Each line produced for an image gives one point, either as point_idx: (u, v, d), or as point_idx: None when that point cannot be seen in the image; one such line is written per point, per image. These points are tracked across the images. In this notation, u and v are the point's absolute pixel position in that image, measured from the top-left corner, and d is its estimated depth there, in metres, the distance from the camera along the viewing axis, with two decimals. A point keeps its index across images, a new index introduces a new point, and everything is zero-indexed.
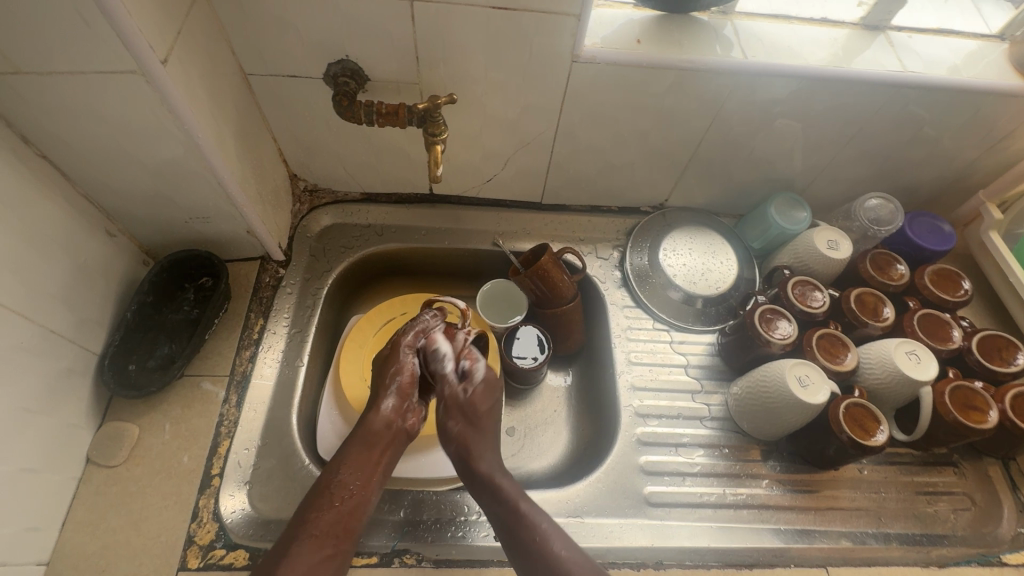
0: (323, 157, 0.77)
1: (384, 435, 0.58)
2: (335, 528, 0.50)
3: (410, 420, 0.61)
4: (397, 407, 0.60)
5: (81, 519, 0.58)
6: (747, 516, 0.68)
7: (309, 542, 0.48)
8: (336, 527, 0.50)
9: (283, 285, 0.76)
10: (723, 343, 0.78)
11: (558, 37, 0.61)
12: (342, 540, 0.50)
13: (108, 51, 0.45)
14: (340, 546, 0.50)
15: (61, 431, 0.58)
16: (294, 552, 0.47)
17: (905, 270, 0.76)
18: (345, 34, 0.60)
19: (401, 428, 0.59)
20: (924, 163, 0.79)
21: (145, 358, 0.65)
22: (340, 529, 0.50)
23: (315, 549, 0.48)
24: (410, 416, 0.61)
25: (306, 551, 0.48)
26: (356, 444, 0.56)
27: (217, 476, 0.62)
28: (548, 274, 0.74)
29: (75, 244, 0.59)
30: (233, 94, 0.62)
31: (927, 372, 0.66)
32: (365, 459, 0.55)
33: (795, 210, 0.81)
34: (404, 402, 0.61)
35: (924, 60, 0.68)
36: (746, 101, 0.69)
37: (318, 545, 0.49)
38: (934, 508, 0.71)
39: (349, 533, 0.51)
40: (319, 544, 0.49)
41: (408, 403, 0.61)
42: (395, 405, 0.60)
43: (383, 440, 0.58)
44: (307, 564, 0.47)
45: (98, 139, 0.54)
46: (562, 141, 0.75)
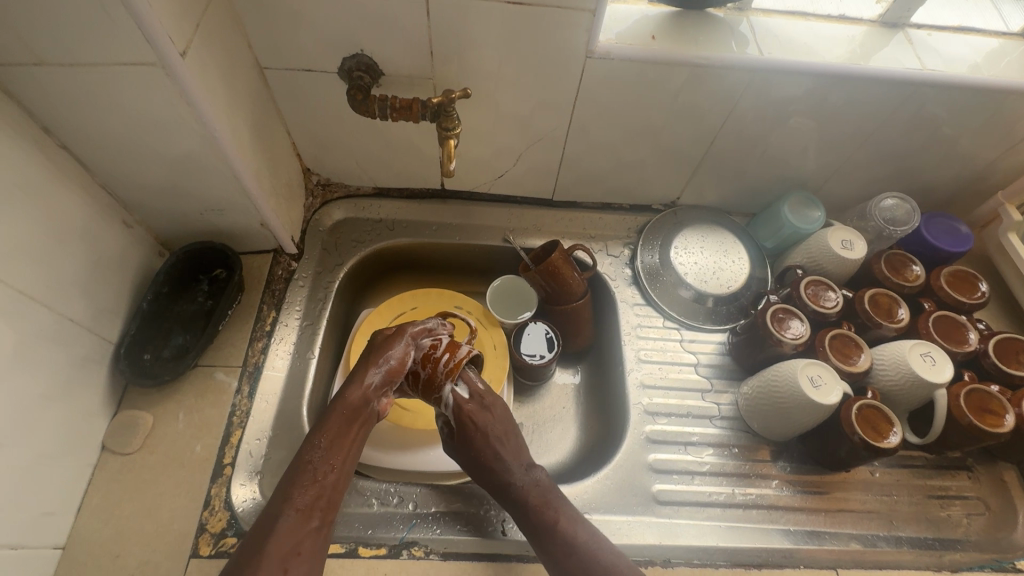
0: (336, 151, 0.78)
1: (360, 414, 0.57)
2: (318, 502, 0.51)
3: (383, 403, 0.59)
4: (378, 386, 0.58)
5: (96, 504, 0.59)
6: (756, 516, 0.67)
7: (293, 516, 0.49)
8: (319, 502, 0.51)
9: (295, 278, 0.77)
10: (734, 343, 0.78)
11: (572, 32, 0.61)
12: (326, 512, 0.51)
13: (129, 44, 0.46)
14: (325, 518, 0.50)
15: (77, 417, 0.59)
16: (280, 527, 0.48)
17: (920, 272, 0.75)
18: (360, 29, 0.60)
19: (374, 410, 0.58)
20: (941, 163, 0.78)
21: (160, 349, 0.66)
22: (323, 503, 0.51)
23: (299, 524, 0.49)
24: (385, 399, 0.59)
25: (292, 525, 0.48)
26: (334, 421, 0.56)
27: (228, 465, 0.62)
28: (558, 271, 0.74)
29: (93, 234, 0.60)
30: (249, 87, 0.63)
31: (942, 374, 0.66)
32: (344, 435, 0.55)
33: (808, 210, 0.81)
34: (385, 385, 0.59)
35: (943, 58, 0.67)
36: (761, 98, 0.69)
37: (302, 519, 0.49)
38: (946, 512, 0.70)
39: (333, 505, 0.51)
40: (304, 518, 0.49)
41: (387, 387, 0.59)
42: (377, 384, 0.58)
43: (360, 416, 0.57)
44: (294, 537, 0.48)
45: (117, 131, 0.55)
46: (575, 138, 0.75)
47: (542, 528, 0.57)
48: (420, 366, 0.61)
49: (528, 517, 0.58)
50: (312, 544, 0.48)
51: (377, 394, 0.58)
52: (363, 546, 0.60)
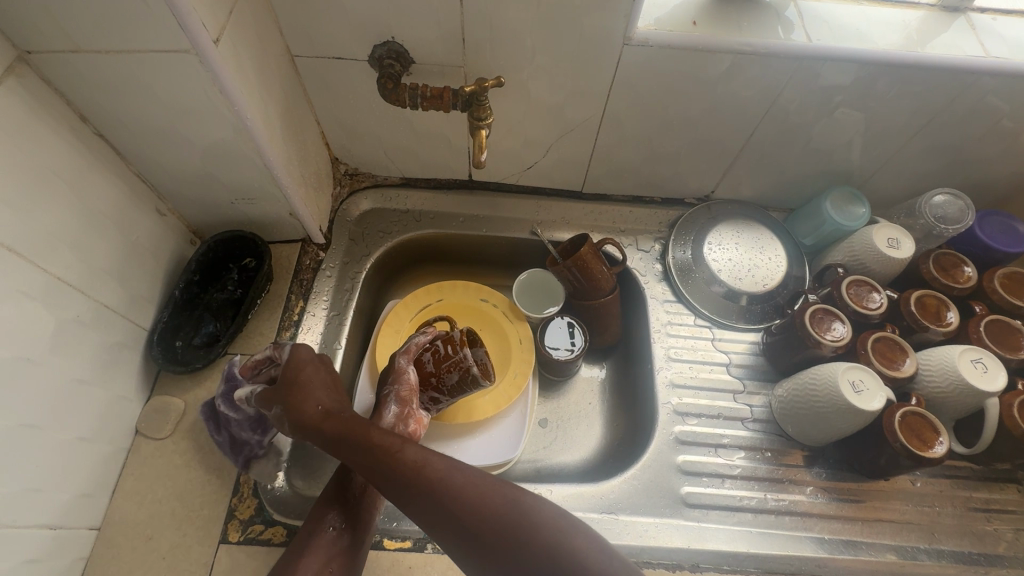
0: (365, 140, 0.77)
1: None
2: (347, 522, 0.55)
3: (411, 426, 0.64)
4: (399, 414, 0.63)
5: (130, 488, 0.60)
6: (789, 523, 0.65)
7: (328, 534, 0.54)
8: (350, 522, 0.55)
9: (323, 268, 0.77)
10: (768, 343, 0.75)
11: (610, 17, 0.58)
12: (356, 533, 0.55)
13: (164, 31, 0.46)
14: (354, 538, 0.55)
15: (112, 402, 0.59)
16: (314, 546, 0.53)
17: (973, 273, 0.71)
18: (392, 15, 0.59)
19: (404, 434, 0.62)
20: (999, 158, 0.73)
21: (191, 336, 0.67)
22: (353, 523, 0.56)
23: (332, 542, 0.54)
24: (412, 424, 0.64)
25: (327, 540, 0.53)
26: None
27: (256, 453, 0.63)
28: (588, 265, 0.73)
29: (127, 221, 0.60)
30: (280, 75, 0.62)
31: (994, 382, 0.62)
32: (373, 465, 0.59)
33: (852, 206, 0.77)
34: (404, 409, 0.63)
35: (1008, 45, 0.63)
36: (807, 87, 0.65)
37: (334, 538, 0.54)
38: (992, 526, 0.67)
39: (362, 526, 0.56)
40: (336, 536, 0.54)
41: (410, 408, 0.64)
42: (396, 413, 0.63)
43: None
44: (326, 553, 0.52)
45: (151, 118, 0.55)
46: (607, 129, 0.73)
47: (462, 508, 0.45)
48: (435, 372, 0.64)
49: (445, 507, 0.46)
50: (343, 561, 0.53)
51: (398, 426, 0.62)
52: (388, 538, 0.60)
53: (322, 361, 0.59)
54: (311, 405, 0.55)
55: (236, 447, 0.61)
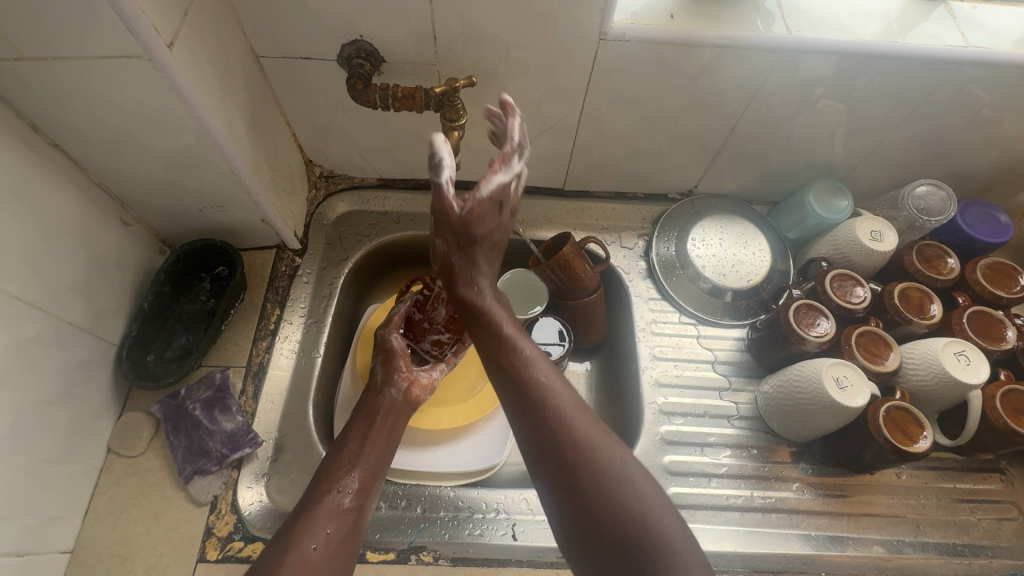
0: (338, 142, 0.74)
1: (390, 413, 0.62)
2: (350, 486, 0.55)
3: (413, 391, 0.65)
4: (399, 381, 0.64)
5: (103, 508, 0.58)
6: (776, 521, 0.65)
7: (332, 496, 0.54)
8: (354, 486, 0.55)
9: (299, 274, 0.75)
10: (753, 339, 0.75)
11: (585, 13, 0.57)
12: (359, 497, 0.55)
13: (112, 36, 0.43)
14: (356, 501, 0.54)
15: (80, 421, 0.57)
16: (315, 508, 0.52)
17: (955, 264, 0.71)
18: (359, 12, 0.57)
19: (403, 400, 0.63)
20: (980, 148, 0.73)
21: (163, 350, 0.65)
22: (356, 487, 0.55)
23: (332, 505, 0.53)
24: (412, 386, 0.65)
25: (330, 502, 0.53)
26: (360, 421, 0.60)
27: (233, 468, 0.61)
28: (570, 264, 0.71)
29: (89, 234, 0.58)
30: (245, 77, 0.60)
31: (977, 375, 0.62)
32: (368, 432, 0.59)
33: (836, 199, 0.76)
34: (399, 376, 0.64)
35: (988, 34, 0.62)
36: (787, 80, 0.64)
37: (334, 501, 0.53)
38: (976, 516, 0.67)
39: (366, 492, 0.56)
40: (337, 499, 0.54)
41: (405, 374, 0.65)
42: (394, 381, 0.64)
43: (383, 410, 0.62)
44: (326, 516, 0.52)
45: (107, 127, 0.52)
46: (587, 126, 0.72)
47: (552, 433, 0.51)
48: (425, 316, 0.71)
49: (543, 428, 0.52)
50: (344, 524, 0.52)
51: (401, 391, 0.64)
52: (371, 551, 0.60)
53: (507, 212, 0.56)
54: (473, 262, 0.57)
55: (192, 457, 0.60)
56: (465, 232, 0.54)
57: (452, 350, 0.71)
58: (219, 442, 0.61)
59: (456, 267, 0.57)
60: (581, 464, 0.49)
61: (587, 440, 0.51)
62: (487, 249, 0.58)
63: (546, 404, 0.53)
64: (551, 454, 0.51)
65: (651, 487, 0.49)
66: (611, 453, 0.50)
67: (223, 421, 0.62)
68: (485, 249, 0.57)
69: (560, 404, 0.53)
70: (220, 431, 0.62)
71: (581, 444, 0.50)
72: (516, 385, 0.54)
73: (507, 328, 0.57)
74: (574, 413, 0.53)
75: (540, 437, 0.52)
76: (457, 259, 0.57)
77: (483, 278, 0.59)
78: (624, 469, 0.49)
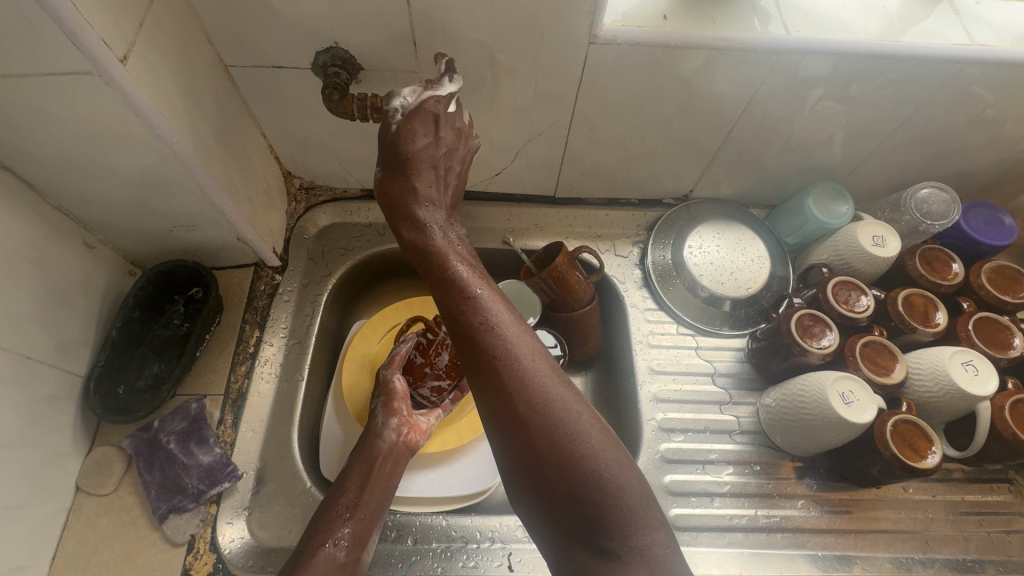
0: (317, 153, 0.71)
1: (389, 458, 0.59)
2: (345, 538, 0.52)
3: (410, 436, 0.61)
4: (398, 425, 0.61)
5: (73, 552, 0.55)
6: (782, 541, 0.63)
7: (324, 549, 0.51)
8: (349, 538, 0.52)
9: (279, 292, 0.71)
10: (753, 350, 0.72)
11: (574, 16, 0.53)
12: (354, 549, 0.52)
13: (58, 52, 0.40)
14: (351, 554, 0.52)
15: (44, 461, 0.54)
16: (308, 563, 0.49)
17: (960, 269, 0.69)
18: (332, 17, 0.53)
19: (401, 446, 0.60)
20: (983, 148, 0.71)
21: (134, 379, 0.61)
22: (351, 540, 0.52)
23: (327, 559, 0.50)
24: (410, 430, 0.62)
25: (321, 557, 0.50)
26: (357, 468, 0.57)
27: (211, 503, 0.58)
28: (563, 276, 0.68)
29: (48, 261, 0.54)
30: (212, 88, 0.56)
31: (986, 386, 0.60)
32: (367, 479, 0.57)
33: (836, 202, 0.74)
34: (399, 419, 0.61)
35: (992, 31, 0.60)
36: (785, 83, 0.61)
37: (329, 555, 0.51)
38: (985, 530, 0.65)
39: (362, 543, 0.53)
40: (331, 553, 0.51)
41: (404, 417, 0.62)
42: (393, 426, 0.61)
43: (381, 460, 0.58)
44: (319, 571, 0.49)
45: (62, 148, 0.49)
46: (578, 132, 0.69)
47: (502, 381, 0.48)
48: (427, 361, 0.65)
49: (490, 370, 0.49)
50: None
51: (399, 435, 0.60)
52: None
53: (445, 131, 0.56)
54: (414, 185, 0.57)
55: (167, 493, 0.57)
56: (404, 151, 0.55)
57: (451, 397, 0.66)
58: (198, 477, 0.58)
59: (396, 193, 0.57)
60: (532, 419, 0.46)
61: (541, 389, 0.47)
62: (434, 175, 0.57)
63: (496, 351, 0.49)
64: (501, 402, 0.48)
65: (607, 443, 0.46)
66: (566, 406, 0.47)
67: (202, 454, 0.59)
68: (429, 174, 0.57)
69: (514, 355, 0.49)
70: (200, 465, 0.59)
71: (537, 401, 0.47)
72: (467, 334, 0.51)
73: (452, 263, 0.55)
74: (529, 360, 0.49)
75: (494, 393, 0.48)
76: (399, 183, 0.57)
77: (429, 208, 0.58)
78: (582, 427, 0.46)
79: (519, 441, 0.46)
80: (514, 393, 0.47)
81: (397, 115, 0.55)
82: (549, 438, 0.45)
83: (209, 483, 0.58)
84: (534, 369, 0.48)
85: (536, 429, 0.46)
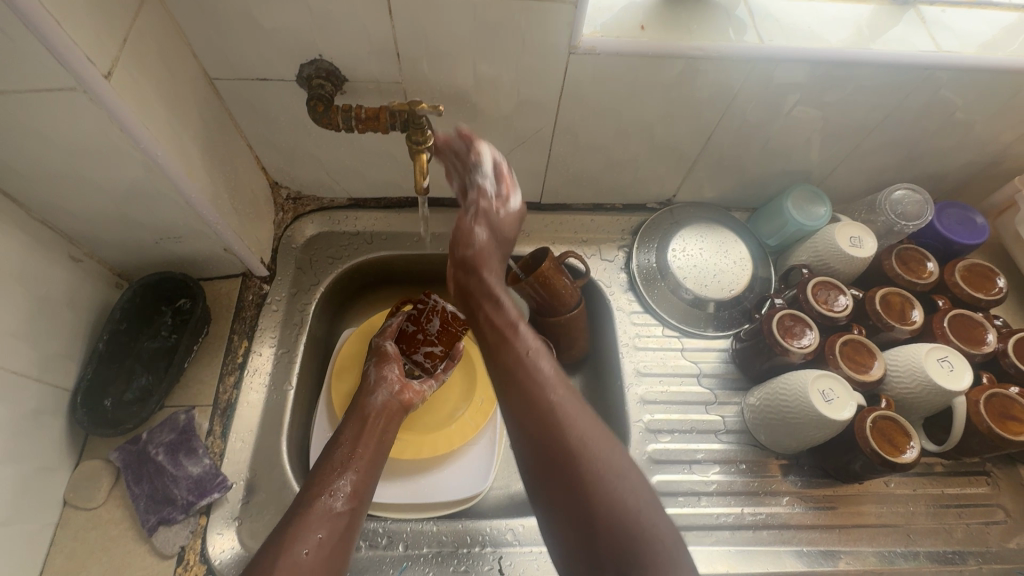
0: (304, 164, 0.71)
1: (383, 413, 0.62)
2: (342, 490, 0.54)
3: (403, 394, 0.65)
4: (393, 379, 0.65)
5: (60, 566, 0.55)
6: (768, 538, 0.64)
7: (322, 501, 0.52)
8: (344, 490, 0.54)
9: (268, 302, 0.72)
10: (737, 351, 0.74)
11: (553, 28, 0.55)
12: (351, 500, 0.53)
13: (42, 69, 0.41)
14: (347, 504, 0.53)
15: (31, 476, 0.54)
16: (306, 512, 0.51)
17: (934, 268, 0.71)
18: (316, 31, 0.54)
19: (394, 400, 0.63)
20: (954, 150, 0.73)
21: (122, 392, 0.61)
22: (348, 492, 0.54)
23: (324, 508, 0.51)
24: (403, 389, 0.65)
25: (320, 507, 0.51)
26: (351, 425, 0.60)
27: (201, 514, 0.58)
28: (549, 281, 0.69)
29: (35, 275, 0.54)
30: (197, 101, 0.57)
31: (961, 382, 0.62)
32: (361, 435, 0.59)
33: (814, 205, 0.76)
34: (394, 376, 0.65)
35: (957, 38, 0.62)
36: (761, 90, 0.63)
37: (326, 504, 0.52)
38: (965, 522, 0.67)
39: (359, 496, 0.54)
40: (328, 504, 0.52)
41: (397, 377, 0.66)
42: (388, 379, 0.65)
43: (374, 417, 0.61)
44: (317, 519, 0.50)
45: (45, 163, 0.49)
46: (562, 139, 0.70)
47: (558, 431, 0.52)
48: (419, 327, 0.72)
49: (546, 419, 0.52)
50: (336, 528, 0.51)
51: (391, 394, 0.64)
52: None
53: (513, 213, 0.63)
54: (487, 253, 0.61)
55: (155, 505, 0.57)
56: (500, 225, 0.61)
57: (442, 366, 0.72)
58: (187, 487, 0.58)
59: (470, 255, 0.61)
60: (583, 466, 0.50)
61: (594, 443, 0.51)
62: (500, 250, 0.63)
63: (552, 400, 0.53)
64: (556, 451, 0.51)
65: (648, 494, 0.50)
66: (614, 460, 0.51)
67: (193, 464, 0.59)
68: (500, 249, 0.62)
69: (566, 408, 0.53)
70: (189, 475, 0.59)
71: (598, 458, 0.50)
72: (532, 389, 0.54)
73: (521, 325, 0.59)
74: (581, 415, 0.53)
75: (551, 439, 0.51)
76: (482, 254, 0.61)
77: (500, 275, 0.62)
78: (627, 478, 0.50)
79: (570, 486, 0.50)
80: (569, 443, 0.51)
81: (488, 180, 0.60)
82: (599, 485, 0.49)
83: (197, 494, 0.58)
84: (587, 423, 0.52)
85: (588, 476, 0.49)
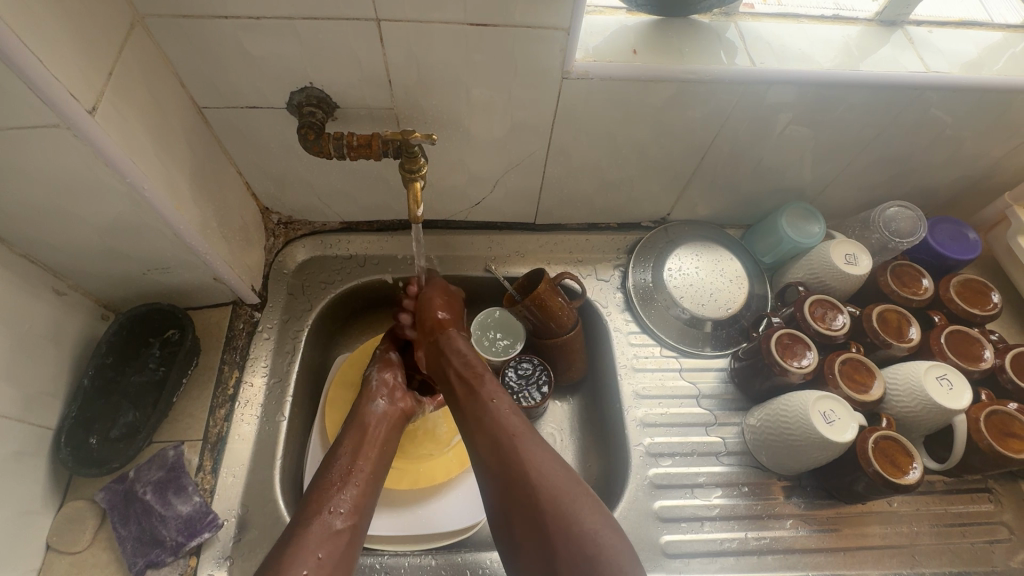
0: (294, 189, 0.70)
1: (383, 422, 0.62)
2: (342, 507, 0.54)
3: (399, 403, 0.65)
4: (387, 385, 0.66)
5: None
6: (772, 563, 0.63)
7: (320, 518, 0.52)
8: (345, 507, 0.54)
9: (260, 329, 0.70)
10: (735, 370, 0.73)
11: (546, 54, 0.55)
12: (351, 517, 0.53)
13: (22, 107, 0.39)
14: (347, 521, 0.53)
15: (12, 522, 0.52)
16: (306, 531, 0.51)
17: (930, 285, 0.71)
18: (307, 59, 0.53)
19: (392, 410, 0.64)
20: (945, 166, 0.73)
21: (108, 429, 0.59)
22: (348, 508, 0.54)
23: (322, 527, 0.51)
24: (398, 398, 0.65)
25: (319, 523, 0.52)
26: (350, 435, 0.60)
27: (191, 556, 0.56)
28: (546, 303, 0.68)
29: (18, 313, 0.53)
30: (185, 131, 0.56)
31: (960, 400, 0.61)
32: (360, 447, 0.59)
33: (809, 223, 0.76)
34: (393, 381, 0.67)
35: (946, 58, 0.63)
36: (754, 111, 0.63)
37: (325, 523, 0.52)
38: (969, 541, 0.66)
39: (358, 512, 0.54)
40: (328, 521, 0.52)
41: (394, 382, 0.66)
42: (384, 387, 0.66)
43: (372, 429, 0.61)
44: (317, 538, 0.50)
45: (28, 199, 0.48)
46: (556, 161, 0.69)
47: (511, 455, 0.56)
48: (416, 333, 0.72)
49: (501, 446, 0.57)
50: (335, 546, 0.51)
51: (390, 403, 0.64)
52: None
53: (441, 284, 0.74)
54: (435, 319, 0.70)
55: (144, 547, 0.55)
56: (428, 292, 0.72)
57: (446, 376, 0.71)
58: (175, 528, 0.56)
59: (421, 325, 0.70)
60: (536, 484, 0.53)
61: (547, 462, 0.55)
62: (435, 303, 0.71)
63: (508, 428, 0.58)
64: (510, 471, 0.55)
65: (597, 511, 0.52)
66: (565, 477, 0.54)
67: (183, 503, 0.58)
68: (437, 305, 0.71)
69: (522, 436, 0.57)
70: (179, 516, 0.57)
71: (551, 488, 0.53)
72: (490, 423, 0.59)
73: (478, 377, 0.63)
74: (535, 440, 0.57)
75: (508, 463, 0.55)
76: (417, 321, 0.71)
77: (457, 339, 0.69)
78: (577, 496, 0.52)
79: (524, 504, 0.53)
80: (522, 463, 0.55)
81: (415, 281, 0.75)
82: (550, 500, 0.52)
83: (187, 535, 0.56)
84: (539, 447, 0.56)
85: (538, 489, 0.53)
